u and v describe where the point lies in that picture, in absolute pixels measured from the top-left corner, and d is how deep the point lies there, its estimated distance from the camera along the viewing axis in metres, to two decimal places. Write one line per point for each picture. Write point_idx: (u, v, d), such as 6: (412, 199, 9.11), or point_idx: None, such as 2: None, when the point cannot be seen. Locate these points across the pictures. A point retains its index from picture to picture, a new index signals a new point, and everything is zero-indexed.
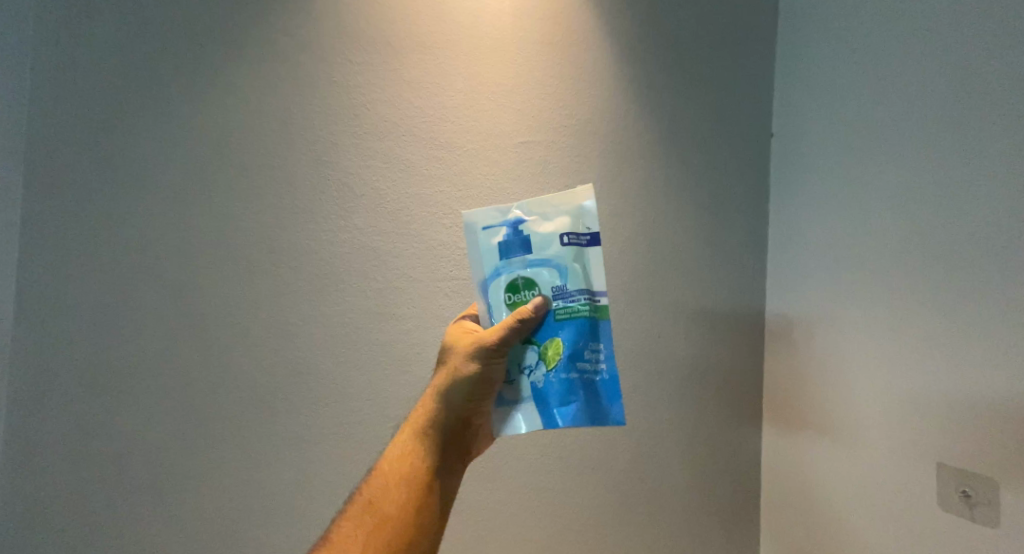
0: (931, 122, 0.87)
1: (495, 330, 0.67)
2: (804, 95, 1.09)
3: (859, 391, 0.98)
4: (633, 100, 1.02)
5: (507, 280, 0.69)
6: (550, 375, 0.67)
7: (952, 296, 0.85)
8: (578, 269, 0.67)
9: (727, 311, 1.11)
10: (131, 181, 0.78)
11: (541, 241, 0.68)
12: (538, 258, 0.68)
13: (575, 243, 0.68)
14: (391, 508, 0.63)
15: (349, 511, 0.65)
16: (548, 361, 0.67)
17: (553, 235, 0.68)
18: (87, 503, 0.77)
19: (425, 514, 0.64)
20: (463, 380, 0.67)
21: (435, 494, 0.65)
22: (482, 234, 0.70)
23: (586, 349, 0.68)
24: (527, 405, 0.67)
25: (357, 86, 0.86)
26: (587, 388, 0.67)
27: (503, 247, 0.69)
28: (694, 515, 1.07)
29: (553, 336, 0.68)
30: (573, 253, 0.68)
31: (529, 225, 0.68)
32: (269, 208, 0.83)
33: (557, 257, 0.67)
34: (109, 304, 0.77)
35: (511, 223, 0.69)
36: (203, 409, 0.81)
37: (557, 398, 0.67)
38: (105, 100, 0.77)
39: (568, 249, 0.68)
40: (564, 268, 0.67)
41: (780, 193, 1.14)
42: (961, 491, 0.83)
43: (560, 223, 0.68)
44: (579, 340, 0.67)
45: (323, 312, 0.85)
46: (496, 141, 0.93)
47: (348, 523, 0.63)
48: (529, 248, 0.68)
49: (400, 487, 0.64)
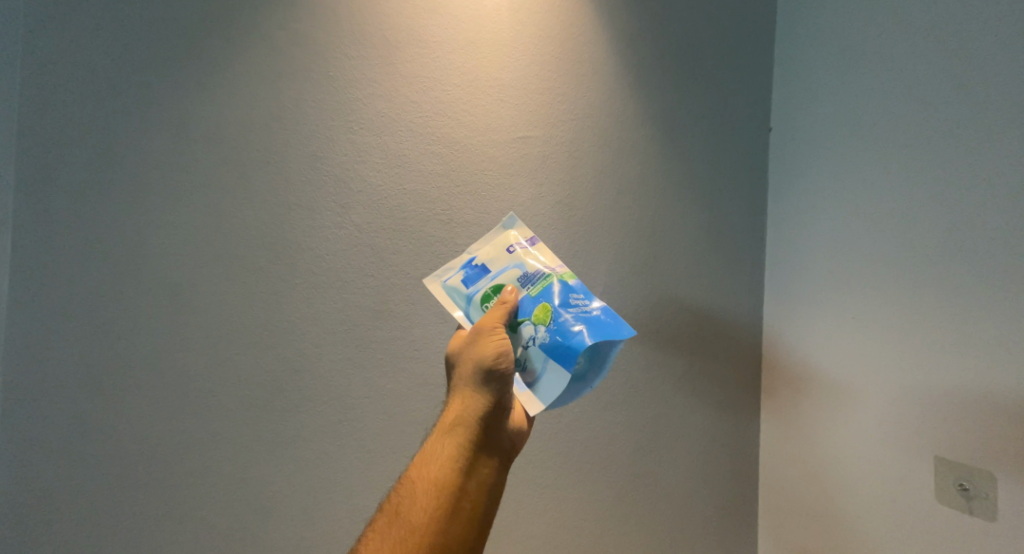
0: (936, 119, 0.85)
1: (492, 316, 0.66)
2: (804, 87, 1.04)
3: (855, 386, 0.95)
4: (636, 92, 0.97)
5: (480, 300, 0.70)
6: (551, 327, 0.65)
7: (955, 291, 0.82)
8: (532, 260, 0.72)
9: (729, 307, 1.07)
10: (122, 177, 0.73)
11: (497, 258, 0.73)
12: (497, 271, 0.71)
13: (522, 247, 0.73)
14: (421, 516, 0.58)
15: (376, 525, 0.59)
16: (544, 319, 0.66)
17: (500, 250, 0.73)
18: (83, 513, 0.72)
19: (458, 520, 0.59)
20: (477, 371, 0.63)
21: (468, 498, 0.60)
22: (446, 286, 0.73)
23: (571, 299, 0.68)
24: (545, 370, 0.65)
25: (354, 81, 0.81)
26: (589, 320, 0.65)
27: (465, 282, 0.72)
28: (698, 513, 1.05)
29: (539, 302, 0.68)
30: (523, 255, 0.72)
31: (481, 257, 0.73)
32: (265, 202, 0.78)
33: (515, 262, 0.72)
34: (97, 305, 0.72)
35: (464, 264, 0.73)
36: (193, 416, 0.76)
37: (567, 338, 0.64)
38: (94, 86, 0.71)
39: (518, 254, 0.73)
40: (523, 265, 0.71)
41: (777, 185, 1.09)
42: (958, 484, 0.81)
43: (503, 243, 0.74)
44: (560, 294, 0.68)
45: (320, 310, 0.81)
46: (494, 136, 0.88)
47: (375, 536, 0.58)
48: (487, 270, 0.72)
49: (431, 491, 0.59)
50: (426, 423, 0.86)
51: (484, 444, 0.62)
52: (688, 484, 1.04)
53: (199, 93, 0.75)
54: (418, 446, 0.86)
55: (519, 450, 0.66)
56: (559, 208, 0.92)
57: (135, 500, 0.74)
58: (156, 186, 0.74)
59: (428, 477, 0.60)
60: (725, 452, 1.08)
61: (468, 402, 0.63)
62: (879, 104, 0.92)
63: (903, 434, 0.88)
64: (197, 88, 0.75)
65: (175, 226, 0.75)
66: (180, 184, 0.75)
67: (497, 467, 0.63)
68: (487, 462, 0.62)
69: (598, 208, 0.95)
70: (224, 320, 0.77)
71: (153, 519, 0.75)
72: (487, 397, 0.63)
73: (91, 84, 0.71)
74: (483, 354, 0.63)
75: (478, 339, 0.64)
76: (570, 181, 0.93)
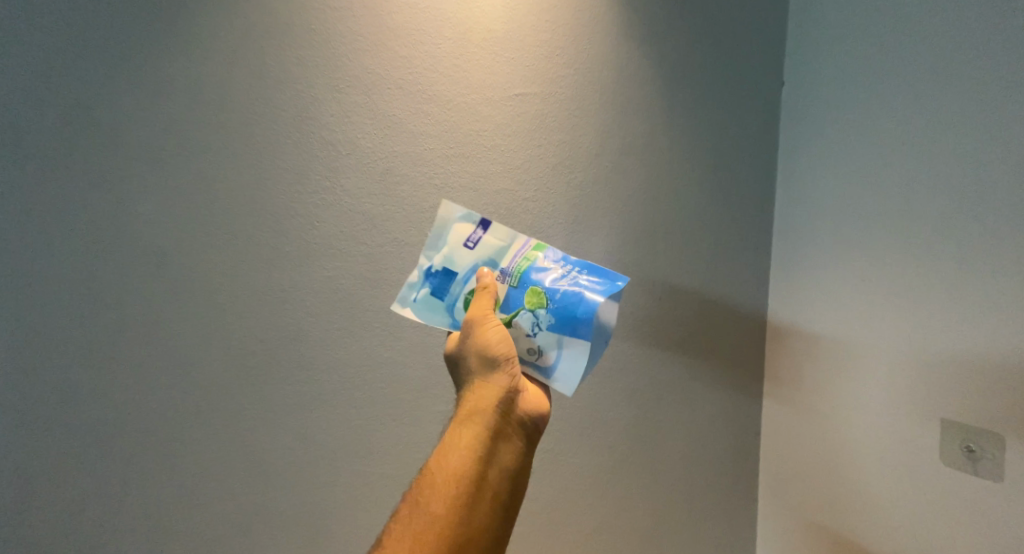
0: (962, 70, 0.79)
1: (478, 306, 0.64)
2: (819, 36, 0.98)
3: (862, 350, 0.92)
4: (639, 43, 0.91)
5: None
6: (552, 304, 0.63)
7: (971, 252, 0.79)
8: (496, 251, 0.67)
9: (733, 269, 1.03)
10: (101, 140, 0.69)
11: (462, 259, 0.67)
12: (467, 277, 0.67)
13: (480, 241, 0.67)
14: (440, 507, 0.59)
15: (397, 519, 0.60)
16: (539, 303, 0.64)
17: (455, 247, 0.67)
18: (80, 480, 0.71)
19: (480, 508, 0.60)
20: (493, 356, 0.63)
21: (488, 484, 0.61)
22: (418, 304, 0.67)
23: (553, 268, 0.65)
24: (562, 347, 0.63)
25: (338, 35, 0.76)
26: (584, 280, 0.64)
27: (438, 296, 0.67)
28: (699, 473, 1.05)
29: (527, 289, 0.65)
30: (485, 251, 0.67)
31: (437, 262, 0.67)
32: (250, 166, 0.74)
33: (484, 259, 0.67)
34: (86, 277, 0.70)
35: (425, 275, 0.68)
36: (188, 385, 0.75)
37: (573, 306, 0.63)
38: (65, 43, 0.67)
39: (482, 250, 0.67)
40: (492, 260, 0.67)
41: (787, 142, 1.04)
42: (964, 446, 0.80)
43: (453, 239, 0.67)
44: (541, 271, 0.65)
45: (314, 278, 0.78)
46: (488, 94, 0.83)
47: (397, 528, 0.59)
48: (456, 282, 0.67)
49: (450, 482, 0.60)
50: (422, 391, 0.85)
51: (501, 429, 0.63)
52: (691, 448, 1.04)
53: (176, 49, 0.70)
54: (416, 412, 0.85)
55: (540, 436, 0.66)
56: (558, 169, 0.88)
57: (135, 468, 0.73)
58: (137, 151, 0.70)
59: (445, 469, 0.61)
60: (729, 415, 1.07)
61: (484, 389, 0.63)
62: (897, 51, 0.86)
63: (908, 396, 0.87)
64: (173, 44, 0.70)
65: (161, 193, 0.72)
66: (163, 149, 0.71)
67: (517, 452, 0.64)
68: (507, 447, 0.63)
69: (599, 168, 0.91)
70: (217, 291, 0.75)
71: (156, 490, 0.74)
72: (499, 382, 0.63)
73: (62, 42, 0.67)
74: (490, 341, 0.63)
75: (484, 323, 0.63)
76: (570, 141, 0.89)
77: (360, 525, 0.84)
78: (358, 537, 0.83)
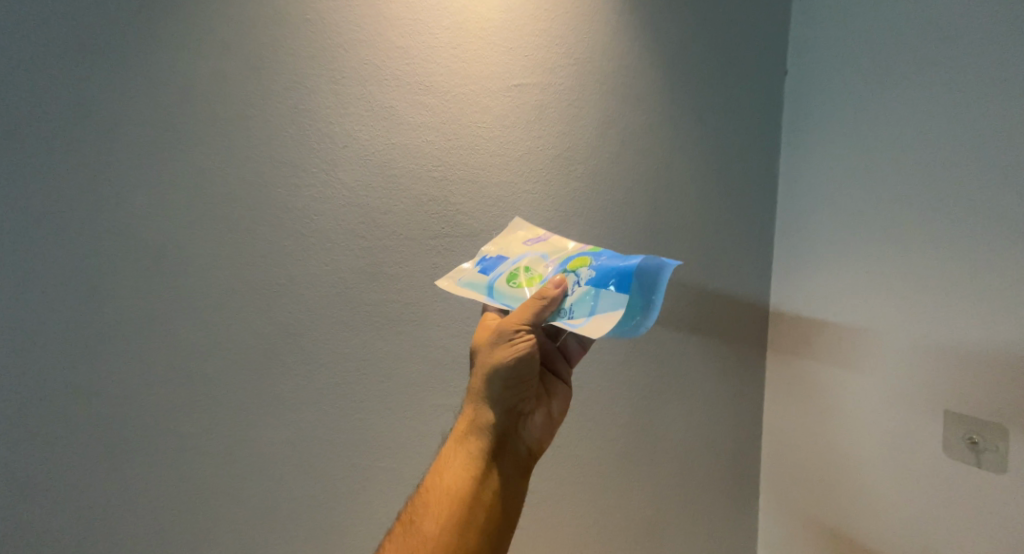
0: (967, 58, 0.78)
1: (520, 312, 0.63)
2: (823, 24, 0.96)
3: (864, 342, 0.92)
4: (640, 32, 0.90)
5: (507, 283, 0.69)
6: (595, 269, 0.65)
7: (975, 243, 0.78)
8: (552, 249, 0.74)
9: (735, 261, 1.02)
10: (96, 132, 0.68)
11: (517, 250, 0.75)
12: (517, 258, 0.73)
13: (538, 241, 0.76)
14: (433, 525, 0.60)
15: (393, 534, 0.62)
16: (583, 268, 0.67)
17: (514, 243, 0.77)
18: (81, 475, 0.71)
19: (473, 527, 0.60)
20: (495, 375, 0.64)
21: (482, 505, 0.61)
22: (464, 279, 0.72)
23: (602, 253, 0.70)
24: (600, 300, 0.61)
25: (333, 25, 0.74)
26: (628, 259, 0.66)
27: (485, 271, 0.72)
28: (701, 465, 1.05)
29: (573, 263, 0.68)
30: (540, 248, 0.74)
31: (496, 252, 0.76)
32: (246, 159, 0.73)
33: (537, 251, 0.74)
34: (81, 272, 0.69)
35: (481, 259, 0.75)
36: (186, 380, 0.74)
37: (615, 267, 0.64)
38: (58, 36, 0.66)
39: (538, 247, 0.75)
40: (543, 253, 0.73)
41: (790, 132, 1.02)
42: (967, 438, 0.79)
43: (515, 237, 0.78)
44: (589, 254, 0.70)
45: (312, 271, 0.78)
46: (487, 84, 0.82)
47: (391, 544, 0.61)
48: (506, 265, 0.72)
49: (444, 500, 0.62)
50: (423, 385, 0.85)
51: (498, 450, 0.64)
52: (692, 441, 1.03)
53: (171, 40, 0.69)
54: (416, 406, 0.85)
55: (539, 457, 0.66)
56: (558, 161, 0.87)
57: (135, 462, 0.73)
58: (132, 145, 0.69)
59: (440, 487, 0.63)
60: (730, 408, 1.06)
61: (480, 409, 0.65)
62: (903, 38, 0.85)
63: (912, 388, 0.86)
64: (168, 35, 0.69)
65: (157, 186, 0.71)
66: (159, 142, 0.70)
67: (515, 476, 0.64)
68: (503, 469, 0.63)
69: (600, 160, 0.90)
70: (215, 286, 0.74)
71: (157, 485, 0.74)
72: (500, 402, 0.64)
73: (54, 34, 0.66)
74: (501, 358, 0.63)
75: (501, 339, 0.64)
76: (570, 132, 0.87)
77: (359, 518, 0.84)
78: (360, 530, 0.84)
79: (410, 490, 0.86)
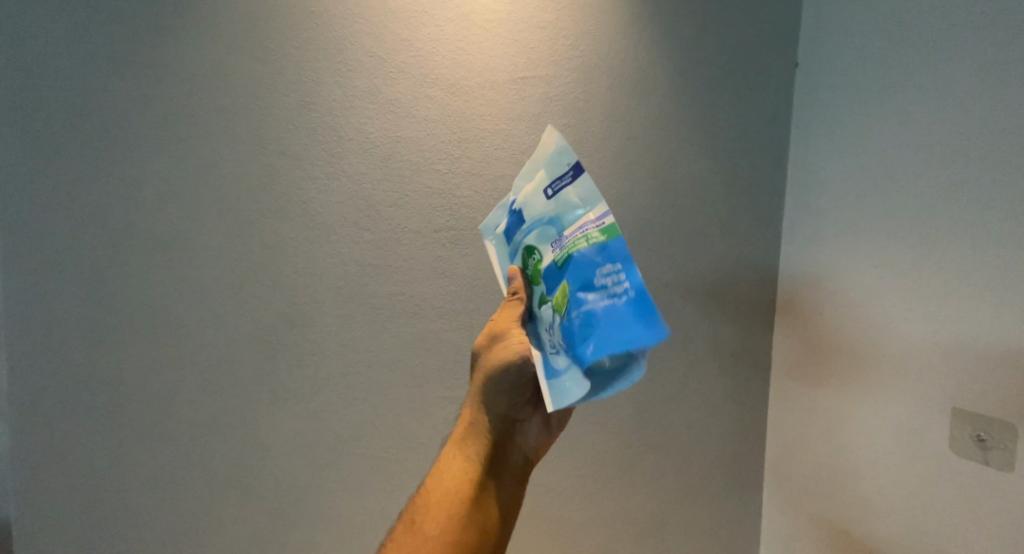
0: (981, 51, 0.76)
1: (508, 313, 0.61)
2: (835, 16, 0.94)
3: (873, 338, 0.91)
4: (648, 24, 0.89)
5: (521, 262, 0.58)
6: (569, 319, 0.51)
7: (987, 238, 0.76)
8: (569, 215, 0.54)
9: (741, 256, 1.02)
10: (106, 125, 0.69)
11: (536, 203, 0.56)
12: (531, 224, 0.56)
13: (561, 189, 0.54)
14: (434, 527, 0.60)
15: (394, 534, 0.62)
16: (563, 305, 0.52)
17: (535, 188, 0.56)
18: (91, 462, 0.73)
19: (474, 528, 0.60)
20: (494, 377, 0.63)
21: (482, 507, 0.61)
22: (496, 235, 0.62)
23: (597, 275, 0.50)
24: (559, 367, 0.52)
25: (339, 17, 0.74)
26: (608, 315, 0.49)
27: (507, 232, 0.59)
28: (705, 459, 1.05)
29: (564, 282, 0.53)
30: (559, 204, 0.54)
31: (517, 200, 0.58)
32: (253, 152, 0.74)
33: (550, 217, 0.55)
34: (90, 263, 0.70)
35: (508, 207, 0.60)
36: (194, 369, 0.75)
37: (578, 338, 0.50)
38: (69, 28, 0.66)
39: (556, 201, 0.54)
40: (557, 220, 0.54)
41: (800, 126, 1.01)
42: (975, 435, 0.79)
43: (539, 175, 0.56)
44: (586, 268, 0.51)
45: (318, 264, 0.78)
46: (492, 77, 0.82)
47: (393, 544, 0.60)
48: (522, 235, 0.57)
49: (445, 501, 0.61)
50: (428, 377, 0.86)
51: (495, 450, 0.64)
52: (696, 435, 1.03)
53: (180, 33, 0.70)
54: (420, 398, 0.86)
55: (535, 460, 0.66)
56: None
57: (144, 451, 0.74)
58: (141, 136, 0.70)
59: (441, 489, 0.62)
60: (735, 402, 1.06)
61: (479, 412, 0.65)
62: (916, 29, 0.83)
63: (919, 385, 0.85)
64: (176, 27, 0.69)
65: (164, 179, 0.71)
66: (165, 133, 0.71)
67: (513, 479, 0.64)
68: (500, 469, 0.64)
69: (606, 152, 0.89)
70: (224, 277, 0.75)
71: (164, 473, 0.76)
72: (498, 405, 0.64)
73: (63, 28, 0.66)
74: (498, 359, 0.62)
75: (499, 336, 0.62)
76: (576, 125, 0.87)
77: (365, 507, 0.85)
78: (364, 518, 0.85)
79: (414, 479, 0.87)
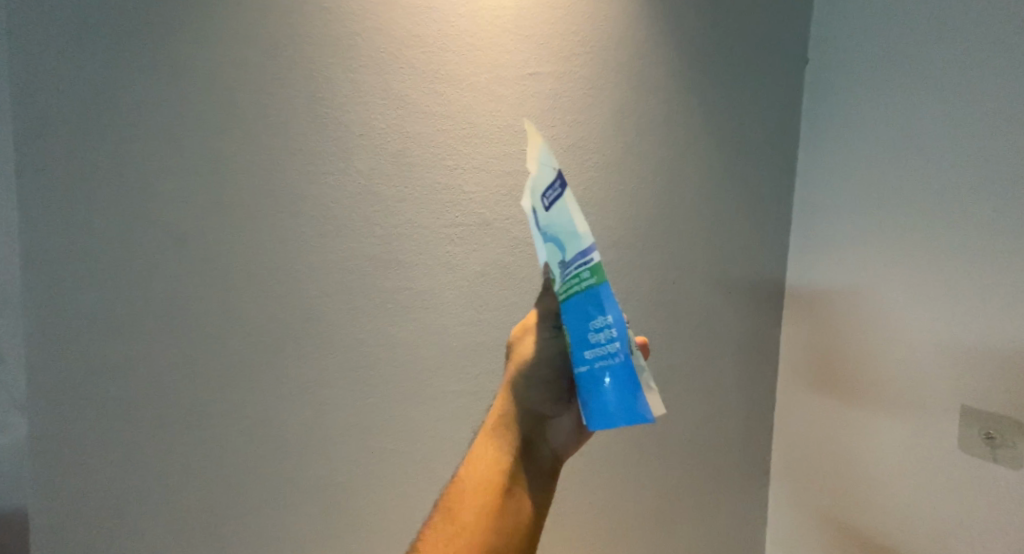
0: (994, 47, 0.75)
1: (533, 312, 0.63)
2: (846, 12, 0.94)
3: (882, 335, 0.90)
4: (658, 20, 0.89)
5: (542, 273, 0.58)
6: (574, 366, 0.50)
7: (998, 235, 0.76)
8: (562, 241, 0.47)
9: (749, 252, 1.02)
10: (119, 119, 0.69)
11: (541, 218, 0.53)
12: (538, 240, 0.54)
13: (554, 200, 0.47)
14: (470, 514, 0.60)
15: (432, 523, 0.62)
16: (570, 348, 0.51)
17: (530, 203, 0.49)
18: (105, 453, 0.73)
19: (510, 515, 0.59)
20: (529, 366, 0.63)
21: (519, 493, 0.60)
22: None
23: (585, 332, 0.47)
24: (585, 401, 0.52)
25: (350, 13, 0.75)
26: (597, 384, 0.47)
27: None
28: (711, 455, 1.05)
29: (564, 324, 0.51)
30: (556, 224, 0.47)
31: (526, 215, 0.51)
32: (265, 148, 0.75)
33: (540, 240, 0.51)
34: (104, 256, 0.71)
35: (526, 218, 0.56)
36: (206, 362, 0.76)
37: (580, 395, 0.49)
38: (81, 23, 0.66)
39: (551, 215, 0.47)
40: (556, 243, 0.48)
41: (809, 122, 1.01)
42: (984, 433, 0.79)
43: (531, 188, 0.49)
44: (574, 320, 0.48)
45: (328, 258, 0.79)
46: (501, 73, 0.82)
47: (431, 534, 0.61)
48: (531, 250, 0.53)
49: (481, 489, 0.61)
50: (437, 370, 0.87)
51: (528, 440, 0.63)
52: (703, 431, 1.03)
53: (192, 28, 0.70)
54: (428, 391, 0.87)
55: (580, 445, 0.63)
56: (572, 151, 0.87)
57: (157, 442, 0.75)
58: (154, 131, 0.70)
59: (475, 478, 0.62)
60: (742, 399, 1.06)
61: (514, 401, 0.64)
62: (927, 25, 0.82)
63: (928, 382, 0.85)
64: (188, 22, 0.70)
65: (177, 173, 0.72)
66: (177, 129, 0.71)
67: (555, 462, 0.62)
68: (536, 457, 0.62)
69: (615, 148, 0.89)
70: (236, 271, 0.76)
71: (177, 464, 0.77)
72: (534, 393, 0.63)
73: (76, 22, 0.66)
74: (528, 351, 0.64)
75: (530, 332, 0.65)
76: (585, 121, 0.87)
77: (373, 497, 0.86)
78: (372, 509, 0.86)
79: (422, 470, 0.88)
